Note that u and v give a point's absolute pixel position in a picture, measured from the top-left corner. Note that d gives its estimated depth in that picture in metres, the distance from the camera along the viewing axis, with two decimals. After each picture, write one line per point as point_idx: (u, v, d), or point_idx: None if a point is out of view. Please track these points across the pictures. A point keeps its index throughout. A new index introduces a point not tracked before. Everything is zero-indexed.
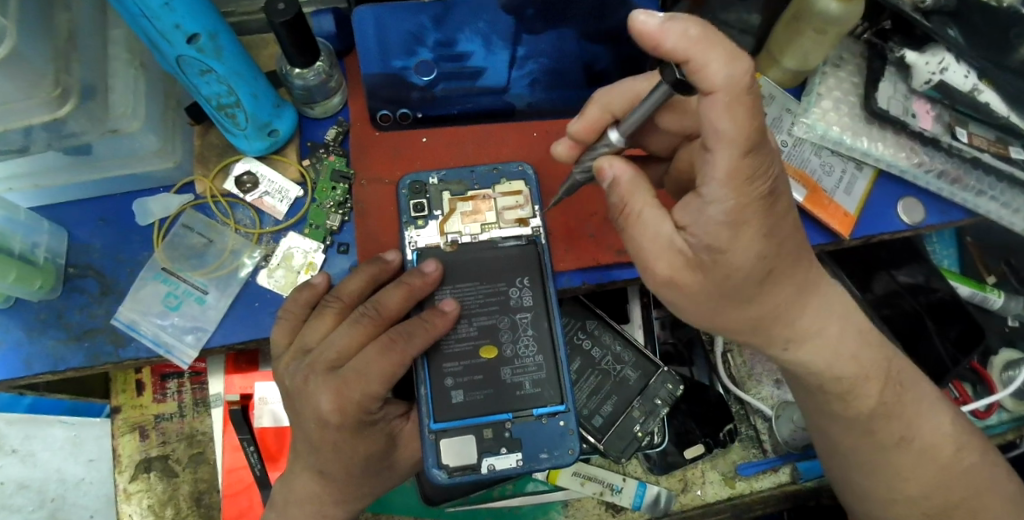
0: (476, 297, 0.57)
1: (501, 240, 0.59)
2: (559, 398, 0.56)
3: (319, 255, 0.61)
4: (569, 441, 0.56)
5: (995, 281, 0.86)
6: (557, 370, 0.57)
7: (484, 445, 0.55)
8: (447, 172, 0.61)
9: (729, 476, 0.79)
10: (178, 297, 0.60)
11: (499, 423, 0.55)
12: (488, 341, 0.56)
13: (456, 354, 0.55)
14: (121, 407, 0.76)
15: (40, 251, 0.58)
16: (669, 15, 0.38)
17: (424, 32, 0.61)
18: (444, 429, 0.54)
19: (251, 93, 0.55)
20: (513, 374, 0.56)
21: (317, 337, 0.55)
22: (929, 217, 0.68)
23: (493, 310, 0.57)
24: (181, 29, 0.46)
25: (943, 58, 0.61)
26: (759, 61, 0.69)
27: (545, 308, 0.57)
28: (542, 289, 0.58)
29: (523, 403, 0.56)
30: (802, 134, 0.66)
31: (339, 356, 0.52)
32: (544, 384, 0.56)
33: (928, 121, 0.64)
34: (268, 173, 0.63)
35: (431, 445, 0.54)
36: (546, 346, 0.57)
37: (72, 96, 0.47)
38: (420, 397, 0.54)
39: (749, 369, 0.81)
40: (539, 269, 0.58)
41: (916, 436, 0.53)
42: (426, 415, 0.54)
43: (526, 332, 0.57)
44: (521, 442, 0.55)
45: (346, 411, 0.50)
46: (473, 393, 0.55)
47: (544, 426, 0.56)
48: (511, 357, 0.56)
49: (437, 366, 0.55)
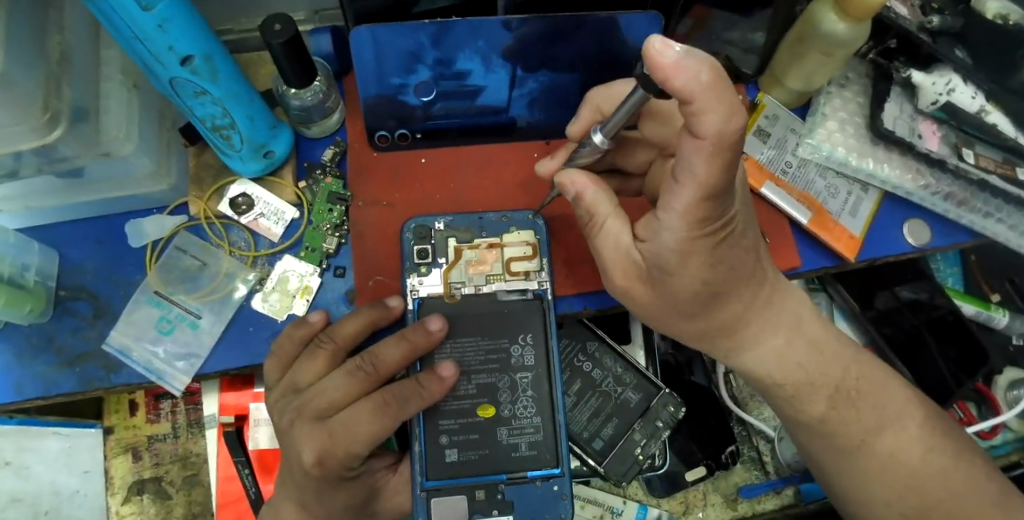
0: (477, 353, 0.56)
1: (504, 293, 0.58)
2: (555, 461, 0.55)
3: (315, 278, 0.60)
4: (561, 506, 0.55)
5: (1000, 299, 0.85)
6: (556, 435, 0.56)
7: (475, 506, 0.54)
8: (454, 217, 0.60)
9: (731, 499, 0.78)
10: (171, 322, 0.58)
11: (493, 484, 0.55)
12: (486, 400, 0.56)
13: (452, 412, 0.55)
14: (113, 428, 0.75)
15: (31, 273, 0.57)
16: (686, 48, 0.35)
17: (421, 50, 0.57)
18: (437, 487, 0.54)
19: (247, 114, 0.54)
20: (510, 435, 0.55)
21: (309, 378, 0.54)
22: (935, 238, 0.67)
23: (493, 368, 0.56)
24: (175, 51, 0.45)
25: (951, 79, 0.60)
26: (764, 80, 0.68)
27: (548, 368, 0.57)
28: (544, 347, 0.57)
29: (518, 464, 0.55)
30: (807, 155, 0.65)
31: (329, 406, 0.51)
32: (541, 447, 0.55)
33: (934, 143, 0.63)
34: (263, 194, 0.61)
35: (423, 503, 0.53)
36: (546, 407, 0.56)
37: (62, 121, 0.46)
38: (415, 453, 0.54)
39: (751, 391, 0.80)
40: (543, 326, 0.57)
41: (882, 437, 0.53)
42: (419, 472, 0.53)
43: (525, 392, 0.56)
44: (514, 505, 0.55)
45: (327, 464, 0.49)
46: (468, 452, 0.54)
47: (537, 489, 0.55)
48: (509, 417, 0.56)
49: (432, 424, 0.54)
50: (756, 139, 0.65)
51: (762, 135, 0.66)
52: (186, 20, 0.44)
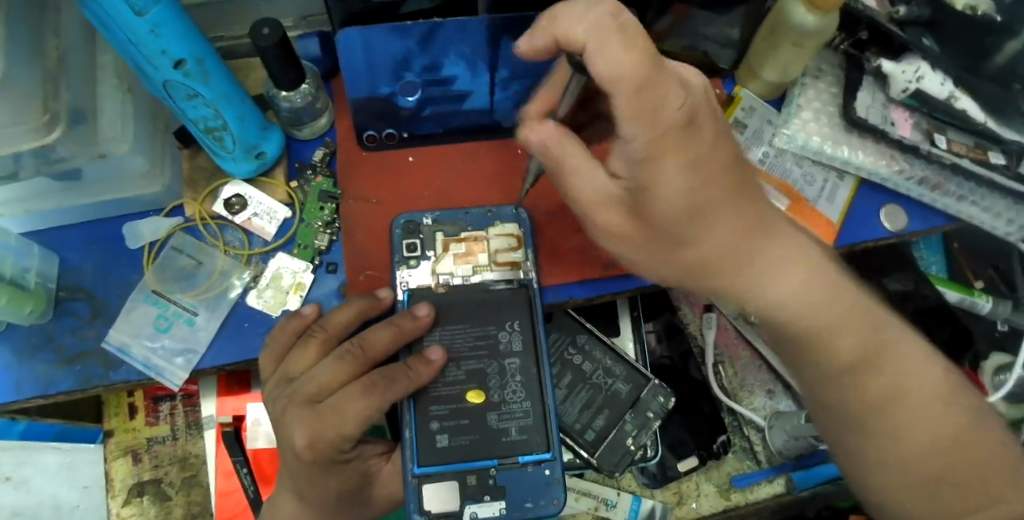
0: (466, 340, 0.58)
1: (492, 282, 0.60)
2: (545, 446, 0.57)
3: (307, 274, 0.62)
4: (553, 490, 0.57)
5: (983, 286, 0.87)
6: (546, 419, 0.57)
7: (467, 492, 0.55)
8: (441, 213, 0.62)
9: (724, 488, 0.79)
10: (168, 320, 0.60)
11: (484, 469, 0.56)
12: (476, 385, 0.57)
13: (442, 398, 0.56)
14: (113, 431, 0.76)
15: (31, 275, 0.58)
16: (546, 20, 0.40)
17: (411, 56, 0.59)
18: (427, 474, 0.55)
19: (237, 115, 0.56)
20: (499, 420, 0.56)
21: (302, 367, 0.55)
22: (913, 223, 0.68)
23: (482, 354, 0.58)
24: (167, 54, 0.47)
25: (918, 68, 0.63)
26: (741, 73, 0.70)
27: (535, 355, 0.58)
28: (531, 334, 0.59)
29: (508, 449, 0.56)
30: (783, 144, 0.67)
31: (319, 391, 0.52)
32: (531, 431, 0.57)
33: (906, 129, 0.65)
34: (257, 194, 0.63)
35: (413, 489, 0.54)
36: (534, 392, 0.58)
37: (60, 122, 0.48)
38: (405, 440, 0.55)
39: (741, 381, 0.81)
40: (530, 313, 0.59)
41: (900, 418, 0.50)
42: (410, 459, 0.55)
43: (514, 378, 0.58)
44: (506, 490, 0.56)
45: (318, 447, 0.50)
46: (459, 437, 0.56)
47: (530, 474, 0.56)
48: (498, 402, 0.57)
49: (423, 409, 0.56)
50: (734, 131, 0.68)
51: (739, 127, 0.68)
52: (178, 25, 0.47)
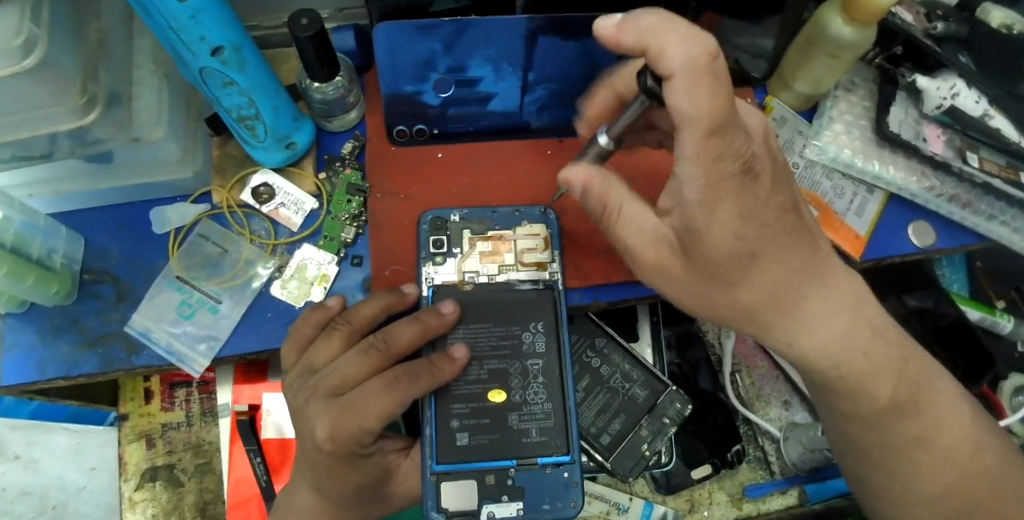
0: (489, 338, 0.58)
1: (517, 283, 0.60)
2: (565, 448, 0.56)
3: (332, 266, 0.62)
4: (571, 494, 0.56)
5: (1004, 306, 0.86)
6: (566, 421, 0.57)
7: (486, 491, 0.55)
8: (469, 210, 0.62)
9: (737, 498, 0.79)
10: (192, 306, 0.60)
11: (504, 469, 0.56)
12: (498, 385, 0.57)
13: (464, 396, 0.56)
14: (128, 415, 0.77)
15: (57, 256, 0.58)
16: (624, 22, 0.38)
17: (435, 57, 0.59)
18: (447, 471, 0.55)
19: (270, 106, 0.56)
20: (520, 420, 0.56)
21: (323, 359, 0.55)
22: (941, 240, 0.68)
23: (504, 354, 0.58)
24: (206, 41, 0.47)
25: (954, 84, 0.62)
26: (772, 83, 0.70)
27: (558, 356, 0.58)
28: (555, 336, 0.59)
29: (528, 450, 0.56)
30: (813, 156, 0.66)
31: (342, 384, 0.52)
32: (550, 433, 0.57)
33: (938, 146, 0.65)
34: (285, 184, 0.63)
35: (432, 487, 0.54)
36: (556, 394, 0.57)
37: (97, 104, 0.48)
38: (425, 436, 0.55)
39: (757, 391, 0.81)
40: (554, 315, 0.59)
41: (937, 434, 0.49)
42: (429, 455, 0.54)
43: (536, 379, 0.58)
44: (524, 491, 0.56)
45: (340, 440, 0.50)
46: (480, 436, 0.56)
47: (548, 476, 0.56)
48: (520, 403, 0.57)
49: (444, 407, 0.56)
50: None
51: None
52: (218, 12, 0.46)
